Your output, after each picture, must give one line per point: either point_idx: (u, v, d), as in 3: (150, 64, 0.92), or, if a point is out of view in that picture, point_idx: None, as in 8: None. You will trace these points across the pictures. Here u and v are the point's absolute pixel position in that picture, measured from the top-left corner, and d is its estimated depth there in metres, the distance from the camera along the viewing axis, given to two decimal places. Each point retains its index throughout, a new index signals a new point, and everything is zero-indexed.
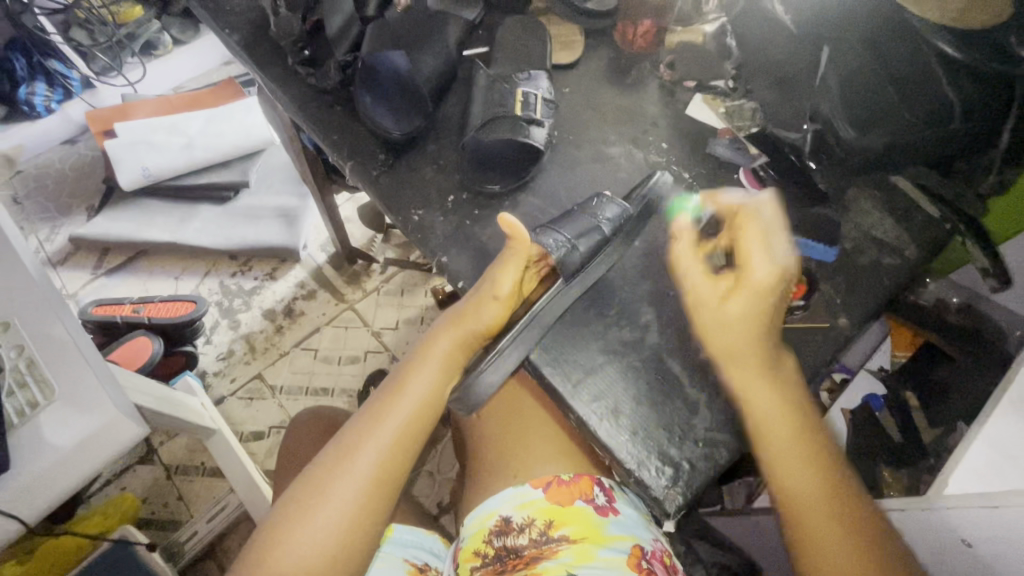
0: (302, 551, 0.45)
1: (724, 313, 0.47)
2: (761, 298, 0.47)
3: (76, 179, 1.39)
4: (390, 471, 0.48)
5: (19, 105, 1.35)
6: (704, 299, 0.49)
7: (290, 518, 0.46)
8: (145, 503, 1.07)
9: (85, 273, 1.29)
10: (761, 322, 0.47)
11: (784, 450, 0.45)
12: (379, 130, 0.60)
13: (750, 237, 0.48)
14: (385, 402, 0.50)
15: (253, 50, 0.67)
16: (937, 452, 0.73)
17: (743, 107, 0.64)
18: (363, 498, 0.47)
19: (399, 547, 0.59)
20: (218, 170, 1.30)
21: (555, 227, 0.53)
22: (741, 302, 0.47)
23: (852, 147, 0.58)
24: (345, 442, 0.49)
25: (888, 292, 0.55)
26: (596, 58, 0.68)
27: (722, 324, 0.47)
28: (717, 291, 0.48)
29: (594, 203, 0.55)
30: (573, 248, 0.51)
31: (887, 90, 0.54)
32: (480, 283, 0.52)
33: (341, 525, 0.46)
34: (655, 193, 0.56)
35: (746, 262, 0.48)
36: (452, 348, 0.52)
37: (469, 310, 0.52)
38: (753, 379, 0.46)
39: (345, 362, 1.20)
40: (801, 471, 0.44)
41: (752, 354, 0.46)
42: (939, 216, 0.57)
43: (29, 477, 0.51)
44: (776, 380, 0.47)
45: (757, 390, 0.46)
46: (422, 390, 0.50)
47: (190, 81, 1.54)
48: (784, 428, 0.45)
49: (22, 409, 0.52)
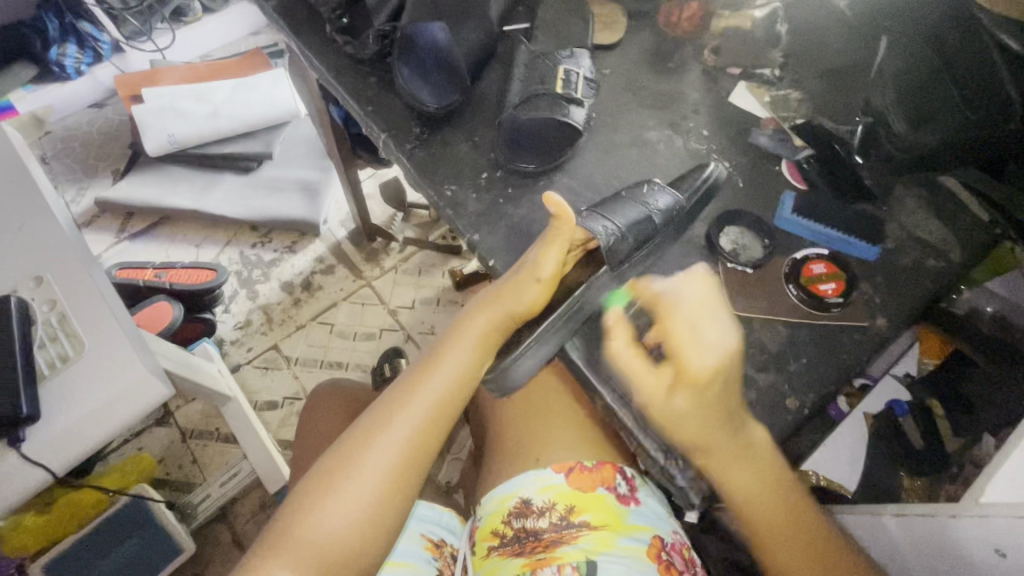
0: (333, 519, 0.45)
1: (671, 407, 0.47)
2: (702, 392, 0.46)
3: (102, 143, 1.40)
4: (421, 447, 0.48)
5: (50, 66, 1.35)
6: (649, 394, 0.47)
7: (321, 492, 0.46)
8: (160, 464, 1.09)
9: (109, 237, 1.30)
10: (711, 415, 0.46)
11: (762, 518, 0.46)
12: (415, 102, 0.59)
13: (681, 323, 0.48)
14: (418, 378, 0.50)
15: (290, 18, 0.66)
16: (960, 462, 0.70)
17: (788, 96, 0.62)
18: (394, 472, 0.47)
19: (420, 522, 0.60)
20: (241, 140, 1.30)
21: (605, 213, 0.52)
22: (685, 397, 0.46)
23: (905, 141, 0.55)
24: (377, 414, 0.49)
25: (930, 295, 0.53)
26: (638, 42, 0.66)
27: (670, 418, 0.46)
28: (663, 386, 0.47)
29: (645, 190, 0.55)
30: (622, 237, 0.51)
31: (945, 86, 0.52)
32: (521, 264, 0.52)
33: (372, 497, 0.46)
34: (708, 183, 0.56)
35: (682, 353, 0.47)
36: (487, 328, 0.51)
37: (509, 289, 0.51)
38: (723, 460, 0.45)
39: (361, 338, 1.20)
40: (785, 539, 0.46)
41: (717, 441, 0.45)
42: (987, 219, 0.56)
43: (61, 428, 0.51)
44: (742, 462, 0.46)
45: (726, 470, 0.46)
46: (457, 367, 0.50)
47: (217, 51, 1.55)
48: (761, 490, 0.46)
49: (54, 361, 0.52)
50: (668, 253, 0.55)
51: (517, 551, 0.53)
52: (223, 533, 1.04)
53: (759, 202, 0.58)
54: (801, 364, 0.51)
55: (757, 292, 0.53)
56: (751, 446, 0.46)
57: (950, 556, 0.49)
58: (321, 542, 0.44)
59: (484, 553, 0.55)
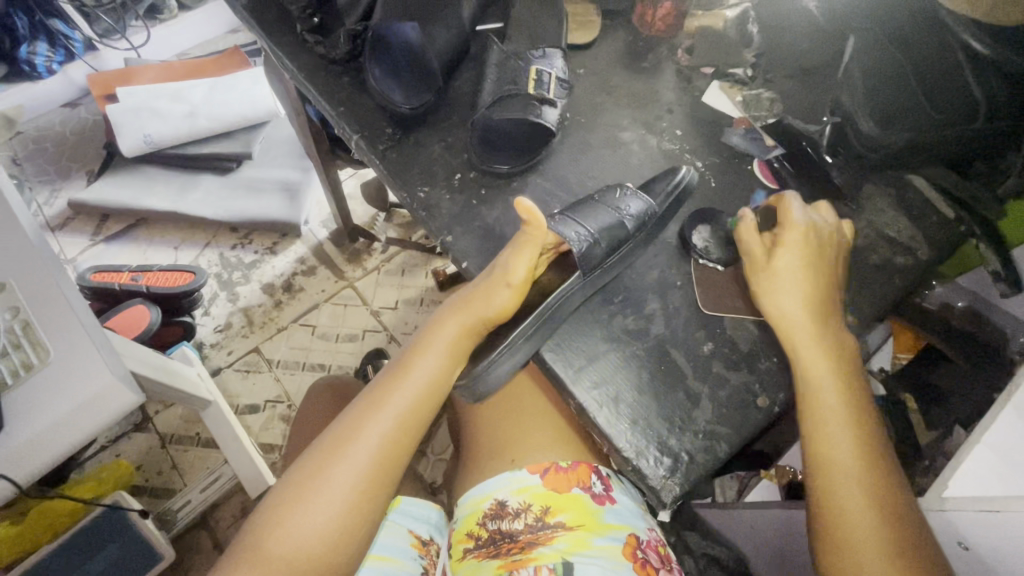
0: (302, 529, 0.44)
1: (760, 266, 0.51)
2: (810, 251, 0.50)
3: (76, 143, 1.37)
4: (392, 455, 0.48)
5: (20, 65, 1.32)
6: (759, 262, 0.51)
7: (289, 506, 0.45)
8: (139, 470, 1.07)
9: (84, 240, 1.27)
10: (820, 287, 0.49)
11: (829, 413, 0.46)
12: (388, 104, 0.58)
13: (794, 204, 0.52)
14: (388, 384, 0.50)
15: (260, 17, 0.65)
16: (931, 454, 0.69)
17: (761, 96, 0.63)
18: (363, 479, 0.47)
19: (406, 518, 0.59)
20: (219, 140, 1.28)
21: (577, 218, 0.52)
22: (789, 252, 0.50)
23: (873, 141, 0.56)
24: (347, 422, 0.48)
25: (899, 292, 0.54)
26: (612, 42, 0.66)
27: (783, 277, 0.49)
28: (768, 256, 0.51)
29: (617, 195, 0.55)
30: (596, 242, 0.51)
31: (909, 83, 0.53)
32: (492, 268, 0.52)
33: (342, 507, 0.45)
34: (679, 187, 0.56)
35: (788, 219, 0.51)
36: (457, 335, 0.52)
37: (480, 293, 0.51)
38: (809, 342, 0.47)
39: (343, 340, 1.19)
40: (846, 447, 0.45)
41: (820, 324, 0.48)
42: (954, 218, 0.56)
43: (27, 437, 0.50)
44: (830, 351, 0.47)
45: (811, 356, 0.47)
46: (427, 373, 0.50)
47: (194, 48, 1.52)
48: (838, 390, 0.46)
49: (17, 369, 0.51)
50: (641, 254, 0.55)
51: (493, 553, 0.52)
52: (205, 539, 1.02)
53: (732, 202, 0.58)
54: (772, 363, 0.51)
55: (727, 292, 0.54)
56: (845, 349, 0.48)
57: None
58: (289, 554, 0.44)
59: (459, 555, 0.54)
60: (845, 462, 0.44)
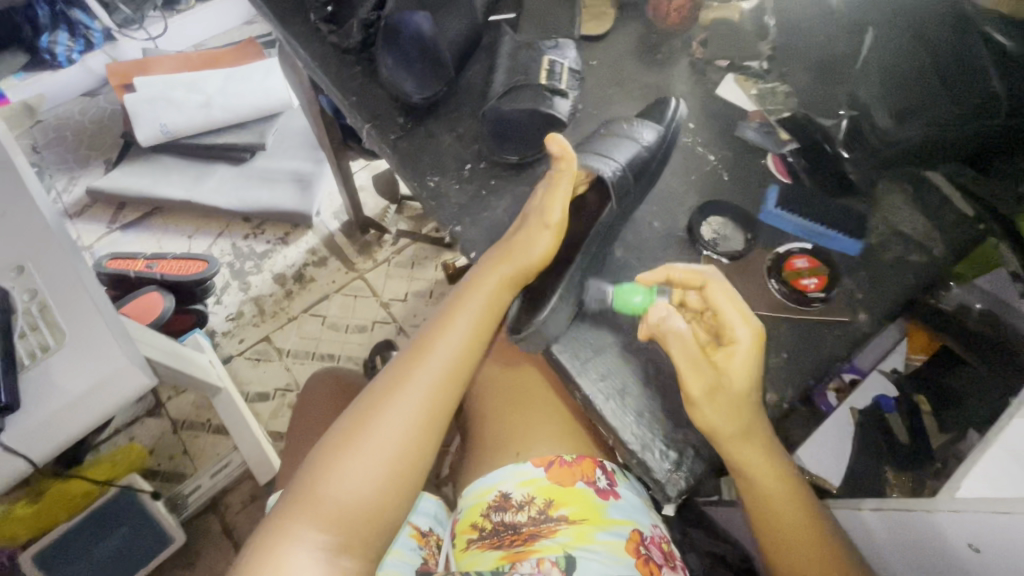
0: (353, 474, 0.45)
1: (711, 382, 0.45)
2: (748, 361, 0.46)
3: (94, 132, 1.39)
4: (440, 401, 0.49)
5: (42, 54, 1.34)
6: (709, 380, 0.45)
7: (340, 450, 0.46)
8: (151, 455, 1.09)
9: (101, 227, 1.29)
10: (748, 394, 0.46)
11: (769, 494, 0.47)
12: (400, 95, 0.58)
13: (722, 298, 0.47)
14: (430, 336, 0.52)
15: (276, 6, 0.65)
16: (943, 456, 0.69)
17: (777, 89, 0.62)
18: (413, 424, 0.48)
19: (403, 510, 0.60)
20: (234, 131, 1.29)
21: (602, 152, 0.55)
22: (739, 364, 0.45)
23: (888, 135, 0.54)
24: (394, 373, 0.50)
25: (914, 290, 0.53)
26: (627, 33, 0.65)
27: (729, 392, 0.45)
28: (710, 376, 0.45)
29: (626, 128, 0.57)
30: (626, 173, 0.54)
31: (931, 79, 0.51)
32: (527, 215, 0.53)
33: (394, 450, 0.47)
34: (675, 113, 0.59)
35: (724, 319, 0.46)
36: (500, 285, 0.52)
37: (521, 242, 0.52)
38: (745, 445, 0.46)
39: (353, 330, 1.20)
40: (786, 518, 0.47)
41: (755, 423, 0.46)
42: (972, 214, 0.55)
43: (43, 417, 0.51)
44: (762, 445, 0.47)
45: (745, 455, 0.46)
46: (471, 321, 0.52)
47: (211, 40, 1.54)
48: (771, 475, 0.47)
49: (34, 351, 0.52)
50: (648, 247, 0.55)
51: (496, 544, 0.53)
52: (214, 523, 1.04)
53: (744, 196, 0.57)
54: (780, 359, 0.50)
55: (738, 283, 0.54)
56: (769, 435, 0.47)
57: (927, 550, 0.50)
58: (342, 498, 0.45)
59: (463, 545, 0.55)
60: (789, 535, 0.47)
